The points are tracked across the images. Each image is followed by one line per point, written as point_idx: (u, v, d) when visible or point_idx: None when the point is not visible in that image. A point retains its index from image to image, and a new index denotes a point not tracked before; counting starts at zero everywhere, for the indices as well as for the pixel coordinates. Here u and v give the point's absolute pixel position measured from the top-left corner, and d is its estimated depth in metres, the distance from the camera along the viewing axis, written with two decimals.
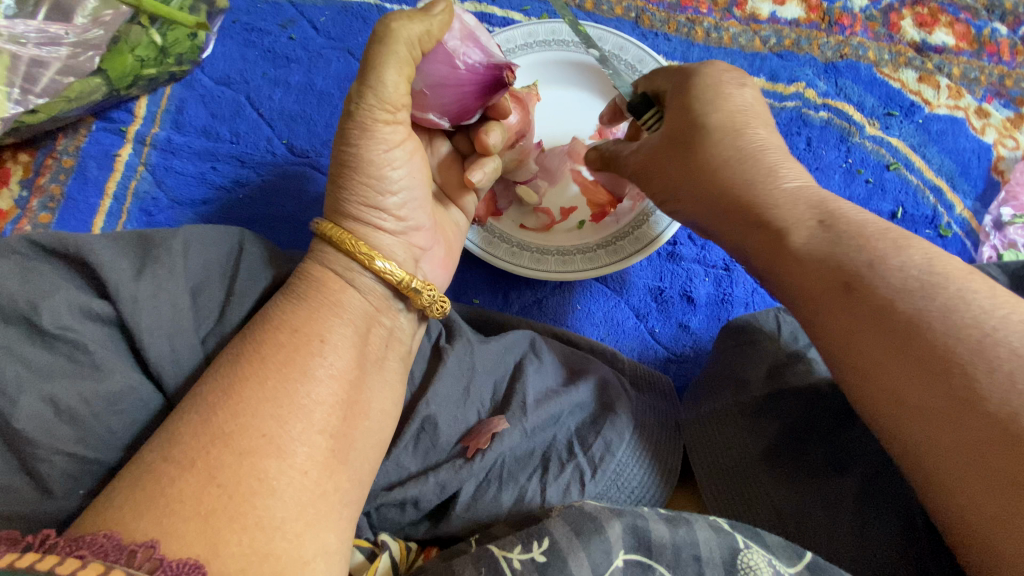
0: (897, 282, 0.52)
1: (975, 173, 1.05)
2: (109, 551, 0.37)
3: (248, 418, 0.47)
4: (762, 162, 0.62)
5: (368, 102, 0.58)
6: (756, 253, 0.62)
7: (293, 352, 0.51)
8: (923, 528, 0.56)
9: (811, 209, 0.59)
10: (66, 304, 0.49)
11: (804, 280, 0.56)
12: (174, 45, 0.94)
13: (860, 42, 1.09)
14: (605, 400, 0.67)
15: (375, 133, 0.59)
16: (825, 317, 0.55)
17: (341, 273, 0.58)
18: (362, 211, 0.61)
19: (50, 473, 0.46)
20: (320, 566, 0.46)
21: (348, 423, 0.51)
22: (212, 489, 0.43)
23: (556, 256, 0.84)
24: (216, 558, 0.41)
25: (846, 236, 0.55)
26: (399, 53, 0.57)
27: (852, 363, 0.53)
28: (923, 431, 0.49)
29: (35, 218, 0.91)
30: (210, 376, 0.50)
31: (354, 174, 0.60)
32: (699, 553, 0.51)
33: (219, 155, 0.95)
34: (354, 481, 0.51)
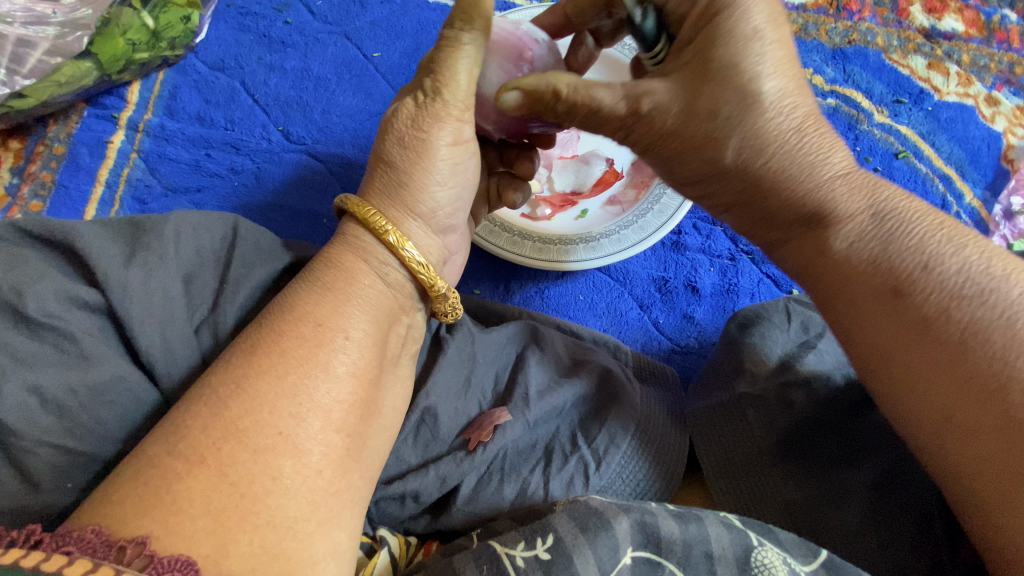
0: (950, 287, 0.51)
1: (985, 162, 1.02)
2: (96, 548, 0.36)
3: (263, 415, 0.45)
4: (806, 156, 0.57)
5: (440, 95, 0.56)
6: (794, 251, 0.59)
7: (316, 348, 0.49)
8: (937, 523, 0.55)
9: (866, 197, 0.56)
10: (53, 290, 0.48)
11: (856, 283, 0.54)
12: (166, 29, 0.92)
13: (868, 27, 1.07)
14: (610, 392, 0.65)
15: (445, 125, 0.56)
16: (863, 326, 0.54)
17: (373, 266, 0.55)
18: (411, 204, 0.58)
19: (36, 466, 0.44)
20: (329, 566, 0.45)
21: (365, 422, 0.50)
22: (224, 488, 0.41)
23: (558, 245, 0.82)
24: (225, 560, 0.39)
25: (897, 232, 0.54)
26: (476, 54, 0.55)
27: (888, 374, 0.52)
28: (960, 451, 0.49)
29: (26, 205, 0.88)
30: (219, 367, 0.47)
31: (415, 163, 0.57)
32: (710, 550, 0.50)
33: (213, 141, 0.93)
34: (366, 478, 0.50)
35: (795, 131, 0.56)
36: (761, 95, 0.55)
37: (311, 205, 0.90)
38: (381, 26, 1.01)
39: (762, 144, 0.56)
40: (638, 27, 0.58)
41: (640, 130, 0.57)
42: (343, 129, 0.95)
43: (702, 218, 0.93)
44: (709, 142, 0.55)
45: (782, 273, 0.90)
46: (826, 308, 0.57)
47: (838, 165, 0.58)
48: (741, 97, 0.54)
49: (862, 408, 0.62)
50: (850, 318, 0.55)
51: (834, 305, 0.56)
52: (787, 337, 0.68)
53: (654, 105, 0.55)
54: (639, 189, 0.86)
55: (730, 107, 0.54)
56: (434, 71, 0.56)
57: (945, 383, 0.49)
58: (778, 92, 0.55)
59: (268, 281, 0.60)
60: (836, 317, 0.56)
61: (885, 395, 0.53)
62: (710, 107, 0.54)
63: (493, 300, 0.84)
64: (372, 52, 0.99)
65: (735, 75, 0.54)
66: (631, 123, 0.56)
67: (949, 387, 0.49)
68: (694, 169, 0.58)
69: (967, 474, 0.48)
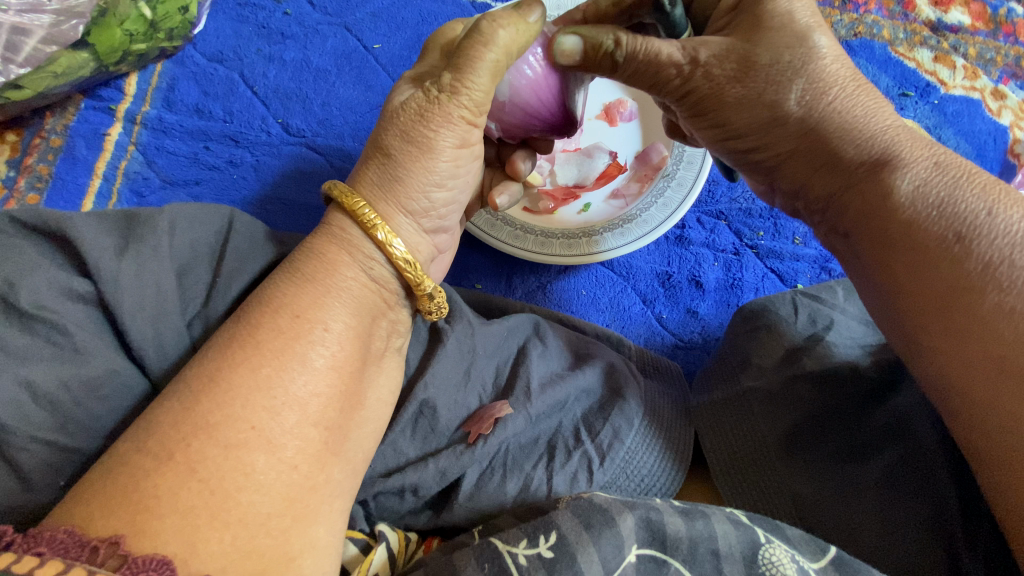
0: (1013, 235, 0.51)
1: (991, 156, 1.01)
2: (70, 549, 0.35)
3: (235, 408, 0.44)
4: (861, 107, 0.57)
5: (455, 95, 0.54)
6: (846, 202, 0.58)
7: (292, 339, 0.48)
8: (953, 512, 0.54)
9: (925, 147, 0.56)
10: (47, 282, 0.47)
11: (910, 231, 0.53)
12: (164, 20, 0.90)
13: (874, 20, 1.05)
14: (613, 386, 0.64)
15: (452, 126, 0.55)
16: (921, 272, 0.53)
17: (358, 261, 0.54)
18: (405, 200, 0.56)
19: (27, 463, 0.44)
20: (307, 561, 0.44)
21: (345, 415, 0.49)
22: (193, 484, 0.40)
23: (561, 240, 0.81)
24: (194, 559, 0.38)
25: (959, 181, 0.54)
26: (501, 63, 0.53)
27: (942, 320, 0.51)
28: (1010, 400, 0.48)
29: (22, 198, 0.87)
30: (194, 362, 0.47)
31: (416, 160, 0.55)
32: (716, 548, 0.49)
33: (212, 134, 0.92)
34: (347, 472, 0.49)
35: (847, 82, 0.57)
36: (815, 46, 0.56)
37: (310, 198, 0.89)
38: (381, 17, 0.99)
39: (825, 90, 0.57)
40: (667, 15, 0.58)
41: (699, 78, 0.56)
42: (342, 121, 0.94)
43: (706, 212, 0.91)
44: (772, 87, 0.56)
45: (787, 267, 0.89)
46: (879, 255, 0.56)
47: (891, 118, 0.58)
48: (801, 45, 0.56)
49: (871, 403, 0.61)
50: (905, 264, 0.54)
51: (888, 251, 0.55)
52: (795, 327, 0.67)
53: (712, 55, 0.55)
54: (643, 183, 0.86)
55: (791, 55, 0.56)
56: (453, 69, 0.53)
57: (1003, 330, 0.49)
58: (830, 44, 0.57)
59: (262, 273, 0.59)
60: (887, 266, 0.55)
61: (937, 343, 0.52)
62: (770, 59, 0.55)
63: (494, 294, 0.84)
64: (373, 44, 0.98)
65: (792, 25, 0.56)
66: (690, 73, 0.56)
67: (1008, 334, 0.49)
68: (748, 115, 0.58)
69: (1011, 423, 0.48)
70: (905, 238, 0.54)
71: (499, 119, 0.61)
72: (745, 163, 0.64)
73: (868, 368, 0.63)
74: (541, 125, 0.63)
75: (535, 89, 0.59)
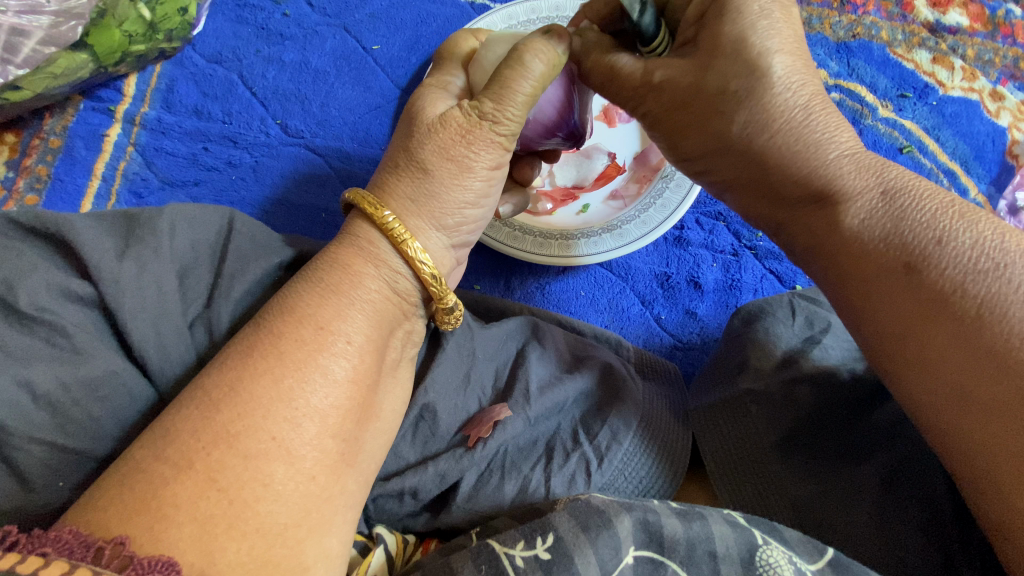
0: (964, 262, 0.50)
1: (990, 157, 1.01)
2: (74, 549, 0.35)
3: (255, 419, 0.44)
4: (810, 133, 0.56)
5: (490, 119, 0.55)
6: (804, 230, 0.58)
7: (315, 352, 0.48)
8: (947, 518, 0.54)
9: (876, 175, 0.55)
10: (45, 284, 0.47)
11: (864, 261, 0.54)
12: (163, 21, 0.91)
13: (872, 21, 1.05)
14: (611, 388, 0.64)
15: (488, 149, 0.56)
16: (875, 304, 0.53)
17: (384, 273, 0.54)
18: (439, 216, 0.56)
19: (28, 464, 0.44)
20: (320, 572, 0.44)
21: (361, 426, 0.49)
22: (211, 493, 0.41)
23: (560, 240, 0.81)
24: (210, 566, 0.39)
25: (907, 207, 0.53)
26: (538, 88, 0.55)
27: (899, 352, 0.52)
28: (977, 431, 0.47)
29: (21, 199, 0.87)
30: (214, 367, 0.47)
31: (448, 180, 0.55)
32: (713, 549, 0.49)
33: (211, 135, 0.92)
34: (360, 483, 0.49)
35: (801, 107, 0.56)
36: (768, 71, 0.54)
37: (309, 199, 0.90)
38: (380, 18, 0.99)
39: (769, 120, 0.55)
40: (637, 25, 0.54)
41: (652, 100, 0.58)
42: (341, 122, 0.94)
43: (705, 212, 0.91)
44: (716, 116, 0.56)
45: (785, 268, 0.89)
46: (836, 284, 0.56)
47: (845, 144, 0.57)
48: (750, 73, 0.54)
49: (868, 406, 0.61)
50: (862, 297, 0.54)
51: (844, 282, 0.55)
52: (792, 332, 0.67)
53: (667, 76, 0.56)
54: (641, 183, 0.85)
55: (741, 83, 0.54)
56: (492, 93, 0.54)
57: (960, 362, 0.48)
58: (786, 67, 0.55)
59: (264, 274, 0.59)
60: (846, 295, 0.55)
61: (900, 373, 0.52)
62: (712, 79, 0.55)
63: (493, 295, 0.84)
64: (372, 45, 0.98)
65: (745, 49, 0.54)
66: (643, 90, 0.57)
67: (963, 366, 0.48)
68: (698, 140, 0.59)
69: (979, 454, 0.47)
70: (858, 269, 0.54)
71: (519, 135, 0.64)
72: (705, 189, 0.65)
73: (866, 372, 0.63)
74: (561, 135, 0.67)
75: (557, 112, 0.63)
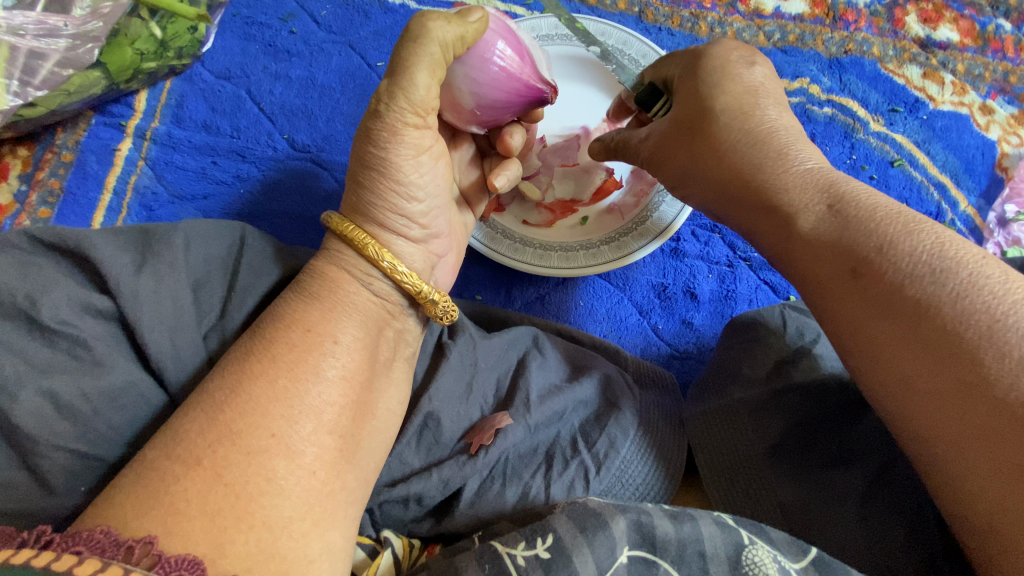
0: (912, 262, 0.52)
1: (979, 170, 1.04)
2: (105, 548, 0.37)
3: (257, 417, 0.46)
4: (771, 144, 0.61)
5: (395, 102, 0.54)
6: (767, 233, 0.61)
7: (306, 352, 0.51)
8: (931, 524, 0.56)
9: (826, 186, 0.58)
10: (66, 298, 0.49)
11: (818, 266, 0.56)
12: (174, 39, 0.93)
13: (864, 37, 1.08)
14: (610, 397, 0.66)
15: (403, 137, 0.56)
16: (839, 305, 0.55)
17: (358, 276, 0.57)
18: (386, 218, 0.59)
19: (51, 469, 0.46)
20: (325, 565, 0.46)
21: (356, 424, 0.51)
22: (219, 488, 0.43)
23: (559, 252, 0.84)
24: (222, 558, 0.41)
25: (864, 207, 0.55)
26: (438, 53, 0.53)
27: (861, 356, 0.54)
28: (921, 417, 0.50)
29: (35, 212, 0.90)
30: (215, 374, 0.49)
31: (377, 178, 0.58)
32: (703, 549, 0.51)
33: (219, 149, 0.95)
34: (361, 480, 0.51)
35: (750, 125, 0.63)
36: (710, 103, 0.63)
37: (313, 211, 0.92)
38: (384, 36, 1.02)
39: (744, 117, 0.63)
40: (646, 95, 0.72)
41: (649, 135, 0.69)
42: (346, 137, 0.96)
43: (700, 225, 0.93)
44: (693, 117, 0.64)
45: (779, 279, 0.91)
46: (806, 289, 0.59)
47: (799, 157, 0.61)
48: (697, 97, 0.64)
49: (857, 413, 0.63)
50: (826, 303, 0.56)
51: (809, 287, 0.58)
52: (785, 339, 0.69)
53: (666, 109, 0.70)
54: (638, 197, 0.88)
55: (726, 99, 0.63)
56: (388, 76, 0.54)
57: (910, 355, 0.50)
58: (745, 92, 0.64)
59: (273, 288, 0.62)
60: (812, 299, 0.58)
61: (858, 365, 0.54)
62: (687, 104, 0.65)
63: (494, 306, 0.86)
64: (376, 62, 1.01)
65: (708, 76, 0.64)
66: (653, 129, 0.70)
67: (914, 358, 0.50)
68: (677, 148, 0.66)
69: (931, 441, 0.49)
70: (817, 278, 0.57)
71: (477, 119, 0.63)
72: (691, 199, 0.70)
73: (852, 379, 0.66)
74: (521, 107, 0.64)
75: (505, 82, 0.60)
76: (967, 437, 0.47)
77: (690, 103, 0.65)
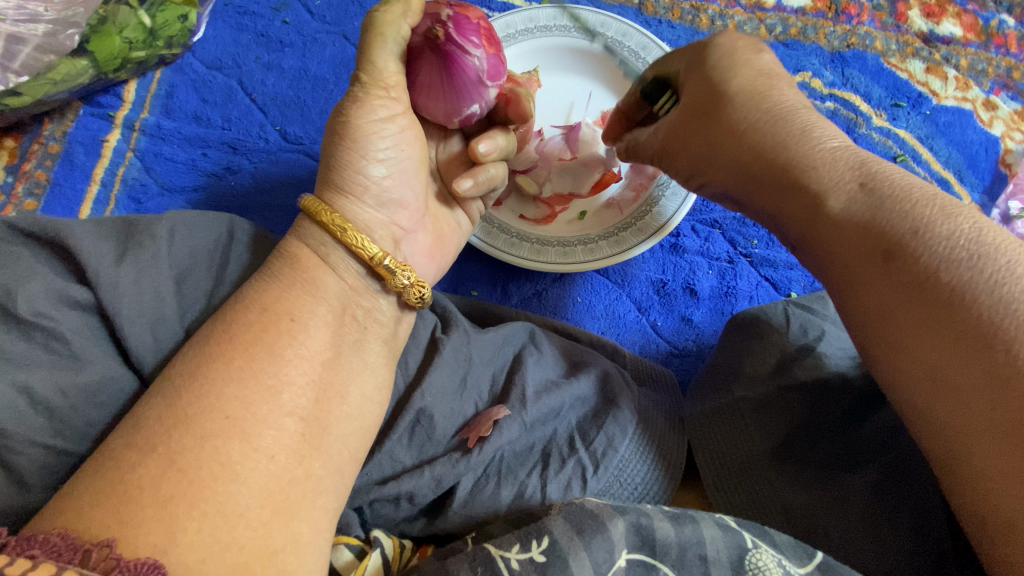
0: (941, 253, 0.50)
1: (983, 166, 1.02)
2: (61, 551, 0.36)
3: (210, 401, 0.45)
4: (797, 118, 0.59)
5: (360, 81, 0.58)
6: (788, 219, 0.58)
7: (261, 331, 0.49)
8: (939, 525, 0.55)
9: (853, 167, 0.55)
10: (44, 289, 0.47)
11: (846, 249, 0.54)
12: (164, 28, 0.92)
13: (867, 31, 1.07)
14: (607, 394, 0.64)
15: (365, 103, 0.58)
16: (861, 290, 0.53)
17: (315, 249, 0.56)
18: (343, 180, 0.58)
19: (24, 466, 0.44)
20: (290, 558, 0.44)
21: (320, 406, 0.49)
22: (171, 475, 0.41)
23: (556, 247, 0.82)
24: (173, 547, 0.39)
25: (891, 194, 0.53)
26: (389, 34, 0.57)
27: (877, 343, 0.53)
28: (946, 408, 0.48)
29: (20, 204, 0.88)
30: (176, 360, 0.48)
31: (341, 140, 0.58)
32: (705, 553, 0.49)
33: (210, 141, 0.93)
34: (330, 468, 0.48)
35: (795, 107, 0.60)
36: (752, 84, 0.60)
37: None
38: None
39: (750, 116, 0.59)
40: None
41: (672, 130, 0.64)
42: None
43: (701, 220, 0.92)
44: (713, 113, 0.60)
45: (780, 275, 0.90)
46: (826, 271, 0.57)
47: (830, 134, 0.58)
48: (725, 75, 0.60)
49: (860, 412, 0.62)
50: (844, 282, 0.55)
51: (830, 266, 0.56)
52: (787, 337, 0.67)
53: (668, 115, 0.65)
54: (637, 192, 0.86)
55: (780, 91, 0.60)
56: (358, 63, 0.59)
57: (935, 343, 0.49)
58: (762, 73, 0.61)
59: None
60: (835, 287, 0.56)
61: (877, 349, 0.53)
62: (696, 89, 0.62)
63: (490, 302, 0.84)
64: None
65: (730, 57, 0.61)
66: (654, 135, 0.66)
67: (939, 346, 0.49)
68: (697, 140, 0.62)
69: (962, 438, 0.47)
70: (836, 257, 0.55)
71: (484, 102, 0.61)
72: (706, 191, 0.67)
73: (857, 377, 0.64)
74: (467, 58, 0.57)
75: (470, 86, 0.59)
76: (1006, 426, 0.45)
77: (701, 81, 0.61)
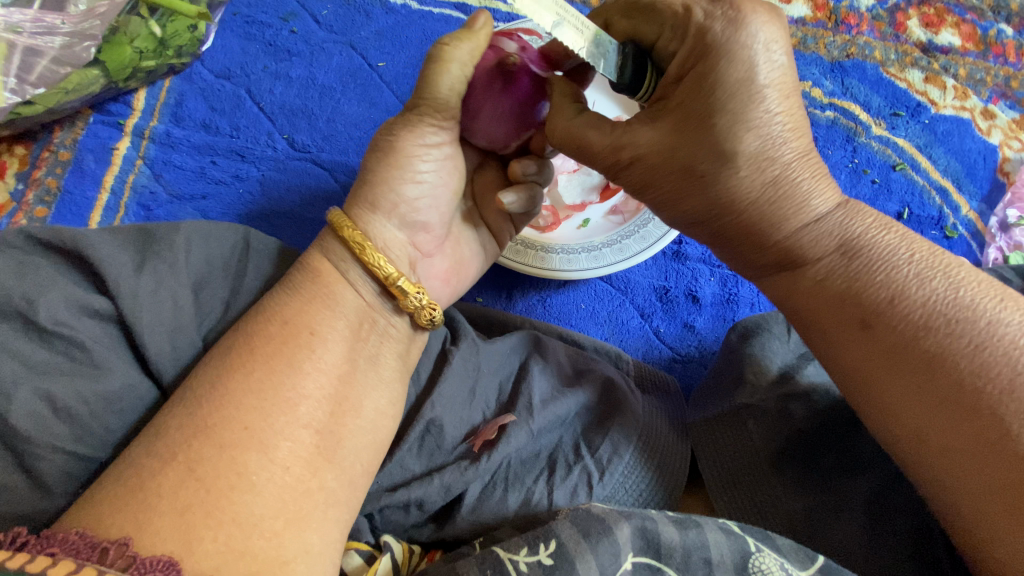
0: (918, 319, 0.53)
1: (981, 175, 1.04)
2: (81, 550, 0.37)
3: (230, 410, 0.46)
4: (783, 186, 0.55)
5: (415, 105, 0.59)
6: (776, 283, 0.60)
7: (282, 344, 0.51)
8: (934, 530, 0.57)
9: (836, 231, 0.56)
10: (63, 298, 0.48)
11: (830, 318, 0.56)
12: (173, 37, 0.93)
13: (866, 41, 1.08)
14: (609, 403, 0.66)
15: (412, 127, 0.59)
16: (845, 353, 0.55)
17: (336, 264, 0.57)
18: (375, 200, 0.59)
19: (47, 471, 0.45)
20: (300, 567, 0.44)
21: (335, 419, 0.50)
22: (190, 483, 0.42)
23: (561, 255, 0.83)
24: (190, 556, 0.40)
25: (869, 264, 0.55)
26: (456, 71, 0.57)
27: (864, 404, 0.55)
28: (931, 469, 0.51)
29: (32, 211, 0.89)
30: (201, 367, 0.49)
31: (381, 159, 0.59)
32: (708, 556, 0.50)
33: (219, 149, 0.94)
34: (342, 480, 0.49)
35: (773, 178, 0.54)
36: (740, 151, 0.52)
37: (313, 211, 0.91)
38: (386, 36, 1.01)
39: (738, 199, 0.54)
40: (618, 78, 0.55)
41: (629, 174, 0.56)
42: (347, 137, 0.96)
43: None
44: (694, 197, 0.55)
45: None
46: (811, 331, 0.58)
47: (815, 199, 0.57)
48: (717, 157, 0.52)
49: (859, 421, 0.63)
50: (830, 347, 0.57)
51: (817, 332, 0.57)
52: (786, 349, 0.69)
53: (635, 155, 0.54)
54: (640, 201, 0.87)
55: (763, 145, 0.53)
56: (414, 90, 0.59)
57: (918, 413, 0.51)
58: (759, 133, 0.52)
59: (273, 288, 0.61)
60: (820, 347, 0.58)
61: (864, 408, 0.55)
62: (685, 152, 0.53)
63: (494, 308, 0.85)
64: (377, 61, 1.00)
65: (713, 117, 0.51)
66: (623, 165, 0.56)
67: (921, 416, 0.51)
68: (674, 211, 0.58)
69: (944, 489, 0.51)
70: (824, 323, 0.57)
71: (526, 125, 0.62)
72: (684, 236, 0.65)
73: None
74: (528, 80, 0.60)
75: (515, 108, 0.60)
76: (989, 487, 0.49)
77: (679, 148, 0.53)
